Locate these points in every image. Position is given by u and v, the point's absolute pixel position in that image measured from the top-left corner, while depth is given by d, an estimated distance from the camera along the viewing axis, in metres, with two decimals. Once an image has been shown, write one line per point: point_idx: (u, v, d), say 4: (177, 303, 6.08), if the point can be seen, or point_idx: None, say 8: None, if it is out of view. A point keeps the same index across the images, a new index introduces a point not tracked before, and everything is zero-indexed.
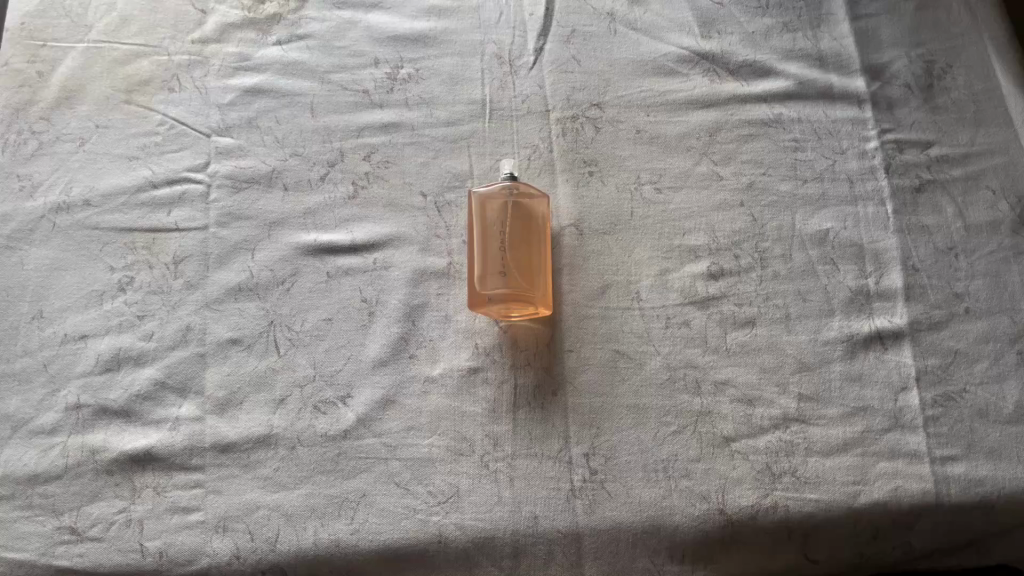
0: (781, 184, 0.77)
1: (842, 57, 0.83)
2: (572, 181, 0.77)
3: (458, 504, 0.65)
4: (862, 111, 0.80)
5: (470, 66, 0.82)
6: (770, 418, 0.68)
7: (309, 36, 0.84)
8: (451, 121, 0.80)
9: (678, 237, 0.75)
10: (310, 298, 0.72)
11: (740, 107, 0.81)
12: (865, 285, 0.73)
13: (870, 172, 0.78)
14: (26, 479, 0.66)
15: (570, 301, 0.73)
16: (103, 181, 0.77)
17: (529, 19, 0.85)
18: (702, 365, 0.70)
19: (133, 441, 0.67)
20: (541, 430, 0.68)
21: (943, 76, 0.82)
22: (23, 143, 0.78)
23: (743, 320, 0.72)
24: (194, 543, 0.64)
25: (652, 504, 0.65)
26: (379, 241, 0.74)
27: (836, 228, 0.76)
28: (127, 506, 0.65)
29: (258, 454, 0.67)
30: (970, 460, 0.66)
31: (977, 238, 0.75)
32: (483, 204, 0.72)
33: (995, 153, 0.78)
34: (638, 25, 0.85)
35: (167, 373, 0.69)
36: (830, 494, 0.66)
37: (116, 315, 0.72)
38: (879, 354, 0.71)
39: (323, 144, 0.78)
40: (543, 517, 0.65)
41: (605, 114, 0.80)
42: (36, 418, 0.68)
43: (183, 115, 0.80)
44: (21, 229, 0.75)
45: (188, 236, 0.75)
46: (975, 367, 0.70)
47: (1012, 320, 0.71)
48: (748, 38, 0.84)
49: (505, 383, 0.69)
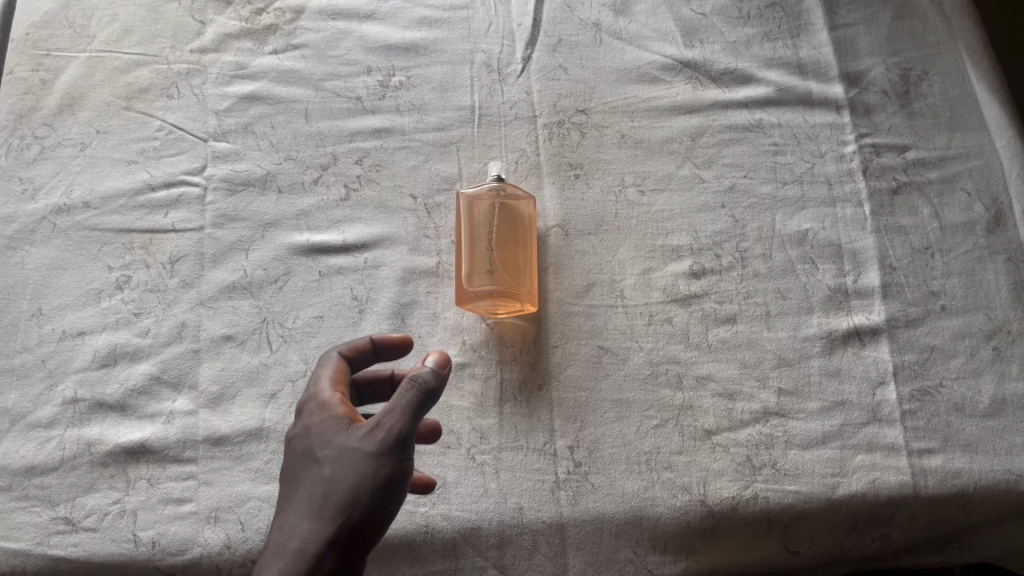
0: (762, 186, 0.80)
1: (821, 65, 0.86)
2: (558, 184, 0.80)
3: (444, 495, 0.67)
4: (841, 116, 0.83)
5: (460, 73, 0.85)
6: (751, 412, 0.70)
7: (304, 45, 0.86)
8: (442, 126, 0.82)
9: (660, 238, 0.77)
10: (302, 296, 0.74)
11: (722, 113, 0.83)
12: (844, 284, 0.75)
13: (847, 175, 0.80)
14: (23, 470, 0.67)
15: (555, 299, 0.75)
16: (103, 184, 0.79)
17: (518, 29, 0.87)
18: (684, 360, 0.72)
19: (128, 434, 0.69)
20: (527, 423, 0.69)
21: (919, 83, 0.84)
22: (26, 148, 0.80)
23: (724, 318, 0.74)
24: (186, 533, 0.65)
25: (635, 495, 0.67)
26: (369, 241, 0.76)
27: (815, 228, 0.78)
28: (122, 497, 0.67)
29: (250, 446, 0.68)
30: (946, 452, 0.68)
31: (953, 238, 0.77)
32: (471, 205, 0.74)
33: (971, 156, 0.80)
34: (623, 34, 0.87)
35: (162, 369, 0.71)
36: (810, 486, 0.67)
37: (114, 312, 0.74)
38: (856, 351, 0.72)
39: (317, 149, 0.81)
40: (528, 509, 0.66)
41: (591, 119, 0.83)
42: (34, 412, 0.70)
43: (181, 121, 0.82)
44: (23, 230, 0.77)
45: (184, 236, 0.77)
46: (951, 363, 0.71)
47: (988, 317, 0.73)
48: (729, 47, 0.87)
49: (491, 378, 0.71)
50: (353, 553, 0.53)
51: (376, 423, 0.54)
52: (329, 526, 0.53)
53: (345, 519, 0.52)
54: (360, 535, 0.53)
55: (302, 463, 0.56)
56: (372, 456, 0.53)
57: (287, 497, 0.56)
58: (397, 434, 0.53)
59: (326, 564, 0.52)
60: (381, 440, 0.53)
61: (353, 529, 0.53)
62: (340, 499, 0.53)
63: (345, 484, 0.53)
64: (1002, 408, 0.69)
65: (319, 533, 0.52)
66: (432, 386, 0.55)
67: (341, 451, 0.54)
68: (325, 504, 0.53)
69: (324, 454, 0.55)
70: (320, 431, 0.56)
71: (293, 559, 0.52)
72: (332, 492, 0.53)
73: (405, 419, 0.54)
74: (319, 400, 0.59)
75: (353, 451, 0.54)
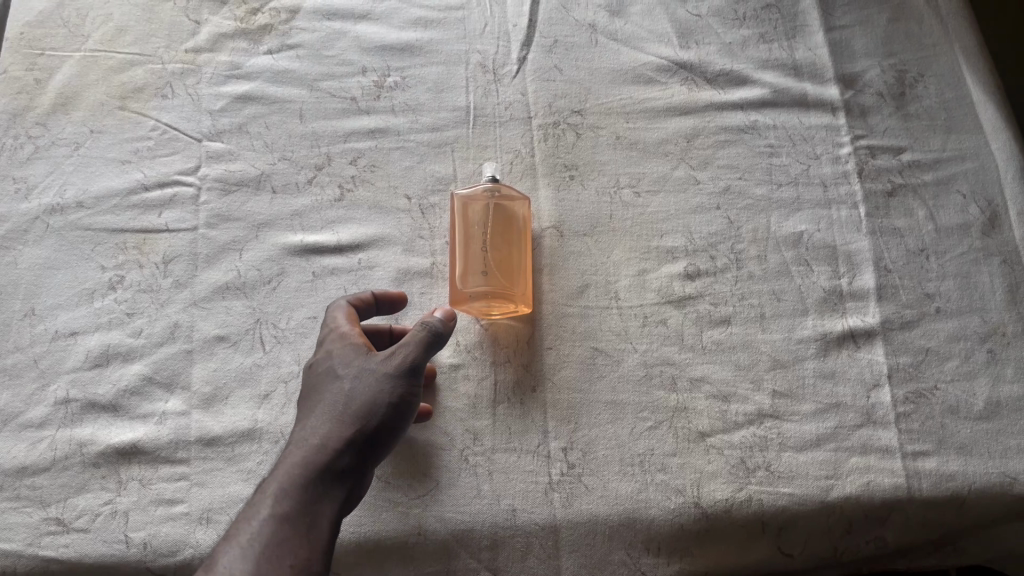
0: (757, 188, 0.79)
1: (817, 67, 0.86)
2: (553, 185, 0.79)
3: (438, 497, 0.66)
4: (836, 118, 0.83)
5: (455, 74, 0.85)
6: (745, 414, 0.70)
7: (299, 46, 0.86)
8: (437, 127, 0.82)
9: (655, 239, 0.77)
10: (296, 297, 0.74)
11: (717, 114, 0.83)
12: (839, 285, 0.75)
13: (843, 176, 0.80)
14: (14, 471, 0.67)
15: (550, 300, 0.75)
16: (96, 184, 0.79)
17: (513, 30, 0.87)
18: (678, 362, 0.72)
19: (120, 435, 0.69)
20: (520, 425, 0.69)
21: (915, 84, 0.84)
22: (19, 148, 0.80)
23: (719, 319, 0.73)
24: (178, 534, 0.65)
25: (628, 497, 0.66)
26: (364, 242, 0.76)
27: (810, 230, 0.78)
28: (113, 498, 0.66)
29: (243, 447, 0.68)
30: (941, 455, 0.68)
31: (948, 240, 0.76)
32: (466, 206, 0.74)
33: (966, 158, 0.80)
34: (619, 35, 0.87)
35: (154, 369, 0.71)
36: (804, 488, 0.67)
37: (106, 312, 0.73)
38: (851, 353, 0.72)
39: (311, 149, 0.81)
40: (521, 511, 0.66)
41: (586, 121, 0.83)
42: (26, 412, 0.69)
43: (176, 120, 0.82)
44: (15, 230, 0.77)
45: (178, 236, 0.77)
46: (946, 365, 0.71)
47: (983, 319, 0.73)
48: (725, 48, 0.87)
49: (485, 380, 0.71)
50: (366, 458, 0.60)
51: (394, 352, 0.62)
52: (347, 431, 0.59)
53: (362, 425, 0.60)
54: (373, 443, 0.60)
55: (321, 380, 0.63)
56: (389, 377, 0.61)
57: (306, 408, 0.62)
58: (412, 361, 0.62)
59: (342, 461, 0.59)
60: (399, 363, 0.61)
61: (369, 435, 0.60)
62: (359, 407, 0.60)
63: (365, 396, 0.60)
64: (997, 411, 0.69)
65: (339, 433, 0.59)
66: (443, 329, 0.64)
67: (362, 371, 0.62)
68: (346, 410, 0.60)
69: (345, 372, 0.62)
70: (342, 353, 0.63)
71: (315, 452, 0.58)
72: (353, 401, 0.60)
73: (420, 351, 0.62)
74: (338, 330, 0.65)
75: (373, 371, 0.61)
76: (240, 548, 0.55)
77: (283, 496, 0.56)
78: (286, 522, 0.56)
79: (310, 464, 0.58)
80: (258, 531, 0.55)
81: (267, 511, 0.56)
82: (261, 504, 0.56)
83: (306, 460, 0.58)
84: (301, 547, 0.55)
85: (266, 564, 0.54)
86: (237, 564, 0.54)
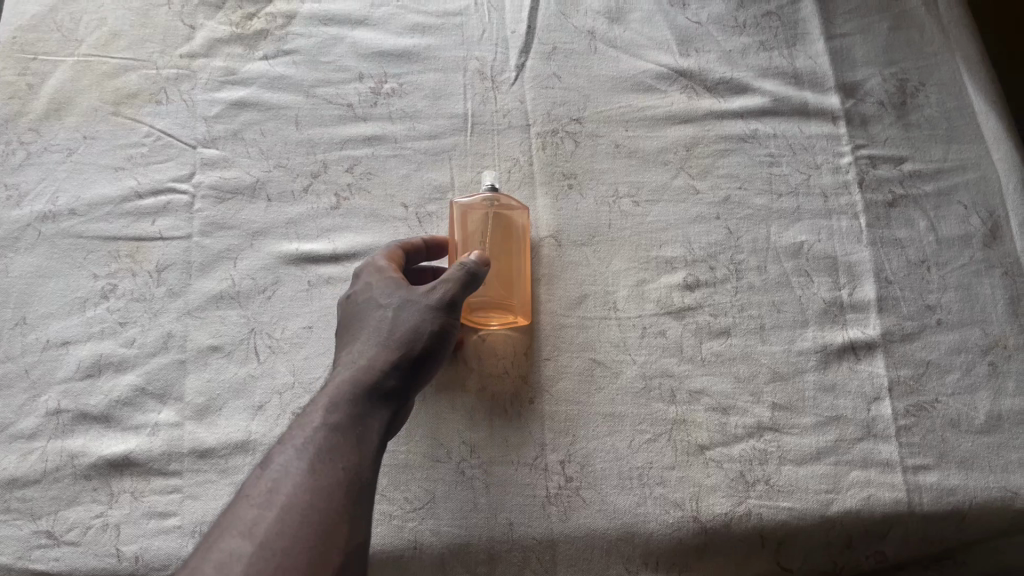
0: (757, 198, 0.79)
1: (817, 75, 0.85)
2: (551, 193, 0.79)
3: (433, 510, 0.66)
4: (837, 127, 0.82)
5: (452, 81, 0.84)
6: (745, 426, 0.69)
7: (295, 51, 0.85)
8: (434, 135, 0.81)
9: (655, 249, 0.76)
10: (291, 306, 0.73)
11: (717, 123, 0.82)
12: (839, 296, 0.74)
13: (843, 187, 0.79)
14: (4, 483, 0.66)
15: (548, 310, 0.74)
16: (90, 191, 0.78)
17: (511, 36, 0.86)
18: (677, 373, 0.71)
19: (112, 446, 0.68)
20: (517, 437, 0.68)
21: (916, 94, 0.83)
22: (11, 154, 0.79)
23: (718, 330, 0.73)
24: (170, 548, 0.64)
25: (627, 511, 0.66)
26: (360, 250, 0.75)
27: (810, 241, 0.77)
28: (105, 510, 0.65)
29: (237, 459, 0.67)
30: (942, 469, 0.67)
31: (949, 251, 0.76)
32: (464, 216, 0.72)
33: (967, 169, 0.79)
34: (618, 42, 0.87)
35: (147, 380, 0.70)
36: (804, 502, 0.66)
37: (98, 322, 0.72)
38: (851, 365, 0.72)
39: (307, 156, 0.80)
40: (519, 524, 0.65)
41: (585, 129, 0.82)
42: (17, 423, 0.68)
43: (170, 127, 0.81)
44: (7, 238, 0.76)
45: (171, 244, 0.76)
46: (946, 378, 0.71)
47: (984, 331, 0.72)
48: (725, 56, 0.86)
49: (482, 391, 0.70)
50: (411, 382, 0.61)
51: (436, 283, 0.64)
52: (394, 354, 0.60)
53: (409, 348, 0.61)
54: (417, 367, 0.61)
55: (364, 310, 0.65)
56: (432, 305, 0.63)
57: (349, 336, 0.64)
58: (454, 293, 0.64)
59: (389, 380, 0.59)
60: (442, 294, 0.63)
61: (415, 357, 0.61)
62: (405, 332, 0.61)
63: (410, 322, 0.62)
64: (998, 424, 0.69)
65: (386, 355, 0.60)
66: (478, 269, 0.65)
67: (407, 300, 0.63)
68: (392, 335, 0.61)
69: (388, 301, 0.64)
70: (383, 285, 0.65)
71: (364, 370, 0.59)
72: (398, 327, 0.62)
73: (461, 284, 0.64)
74: (379, 267, 0.67)
75: (418, 299, 0.63)
76: (296, 449, 0.54)
77: (336, 407, 0.57)
78: (338, 431, 0.55)
79: (360, 380, 0.58)
80: (310, 438, 0.55)
81: (320, 419, 0.56)
82: (314, 414, 0.56)
83: (357, 376, 0.59)
84: (352, 453, 0.55)
85: (321, 465, 0.53)
86: (292, 463, 0.53)
